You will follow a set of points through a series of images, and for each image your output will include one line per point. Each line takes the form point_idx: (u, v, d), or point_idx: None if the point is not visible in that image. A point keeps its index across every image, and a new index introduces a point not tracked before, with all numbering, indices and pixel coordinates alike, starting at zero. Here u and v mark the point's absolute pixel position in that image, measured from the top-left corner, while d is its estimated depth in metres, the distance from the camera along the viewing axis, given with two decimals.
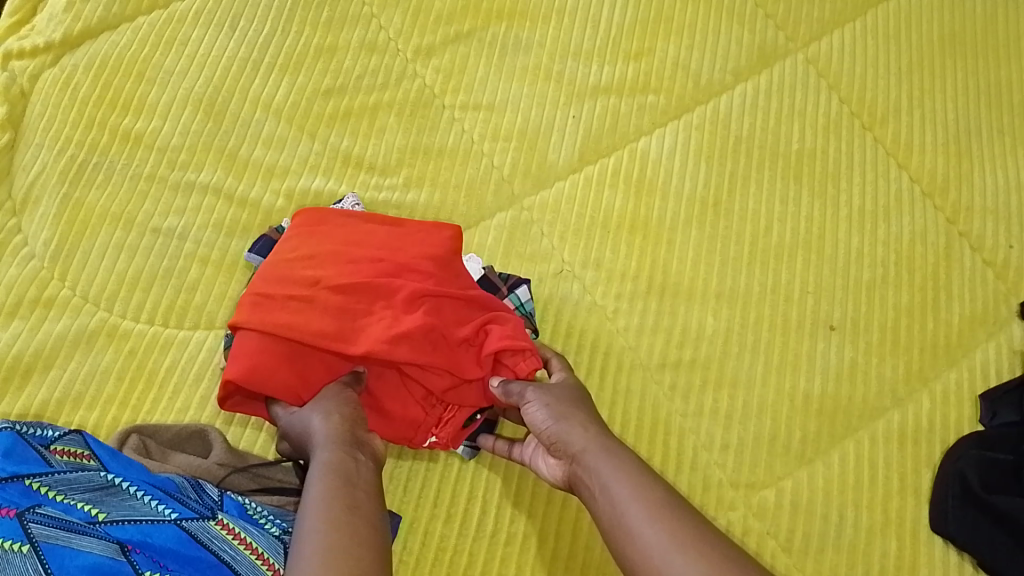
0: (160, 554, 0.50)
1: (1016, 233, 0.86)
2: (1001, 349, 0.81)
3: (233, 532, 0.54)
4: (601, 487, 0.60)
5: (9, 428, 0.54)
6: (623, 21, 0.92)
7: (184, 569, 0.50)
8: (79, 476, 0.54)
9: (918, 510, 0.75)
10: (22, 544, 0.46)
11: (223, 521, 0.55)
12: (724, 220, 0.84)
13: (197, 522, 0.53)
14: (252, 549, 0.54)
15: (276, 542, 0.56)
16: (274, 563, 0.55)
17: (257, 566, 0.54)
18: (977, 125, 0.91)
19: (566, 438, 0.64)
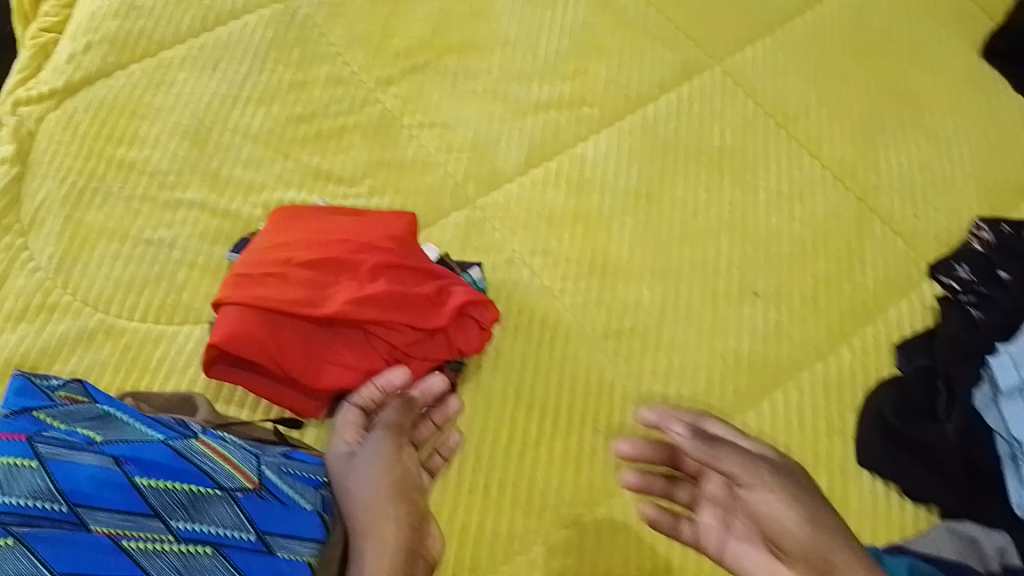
0: (150, 466, 0.58)
1: (921, 207, 0.96)
2: (911, 306, 0.90)
3: (212, 448, 0.62)
4: (830, 570, 0.62)
5: (22, 376, 0.63)
6: (559, 48, 1.04)
7: (170, 478, 0.58)
8: (79, 409, 0.62)
9: (845, 448, 0.83)
10: (31, 460, 0.54)
11: (203, 441, 0.63)
12: (656, 209, 0.95)
13: (181, 441, 0.62)
14: (228, 462, 0.62)
15: (249, 456, 0.64)
16: (249, 472, 0.62)
17: (233, 475, 0.61)
18: (881, 118, 1.01)
19: (768, 506, 0.66)
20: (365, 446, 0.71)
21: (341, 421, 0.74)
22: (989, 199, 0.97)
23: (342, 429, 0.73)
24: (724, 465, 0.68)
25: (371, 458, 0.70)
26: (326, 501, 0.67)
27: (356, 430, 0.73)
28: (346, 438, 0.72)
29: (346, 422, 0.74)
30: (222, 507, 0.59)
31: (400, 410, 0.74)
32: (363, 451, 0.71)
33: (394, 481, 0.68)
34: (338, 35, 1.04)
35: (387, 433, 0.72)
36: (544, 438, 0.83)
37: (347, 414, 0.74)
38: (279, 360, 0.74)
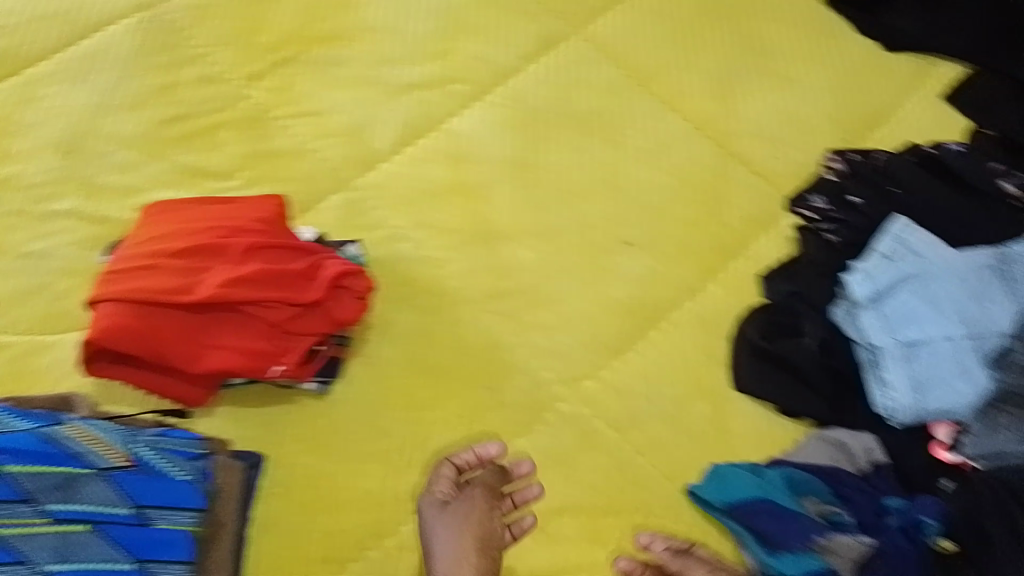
0: (20, 458, 0.62)
1: (779, 148, 1.01)
2: (774, 239, 0.96)
3: (77, 429, 0.64)
4: None
5: None
6: (425, 30, 1.06)
7: (37, 468, 0.62)
8: None
9: (722, 374, 0.89)
10: None
11: (69, 423, 0.65)
12: (531, 174, 0.97)
13: (47, 427, 0.64)
14: (98, 443, 0.64)
15: (117, 433, 0.66)
16: (116, 447, 0.65)
17: (106, 456, 0.64)
18: (737, 69, 1.06)
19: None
20: (446, 508, 0.79)
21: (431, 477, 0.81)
22: (841, 134, 1.03)
23: (431, 493, 0.79)
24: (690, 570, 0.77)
25: (460, 528, 0.78)
26: (205, 473, 0.68)
27: (449, 490, 0.80)
28: (438, 498, 0.79)
29: (433, 487, 0.80)
30: (95, 486, 0.63)
31: (495, 475, 0.81)
32: (443, 519, 0.78)
33: (477, 538, 0.77)
34: (205, 36, 1.04)
35: (465, 504, 0.79)
36: (437, 400, 0.84)
37: (438, 477, 0.80)
38: (160, 350, 0.75)
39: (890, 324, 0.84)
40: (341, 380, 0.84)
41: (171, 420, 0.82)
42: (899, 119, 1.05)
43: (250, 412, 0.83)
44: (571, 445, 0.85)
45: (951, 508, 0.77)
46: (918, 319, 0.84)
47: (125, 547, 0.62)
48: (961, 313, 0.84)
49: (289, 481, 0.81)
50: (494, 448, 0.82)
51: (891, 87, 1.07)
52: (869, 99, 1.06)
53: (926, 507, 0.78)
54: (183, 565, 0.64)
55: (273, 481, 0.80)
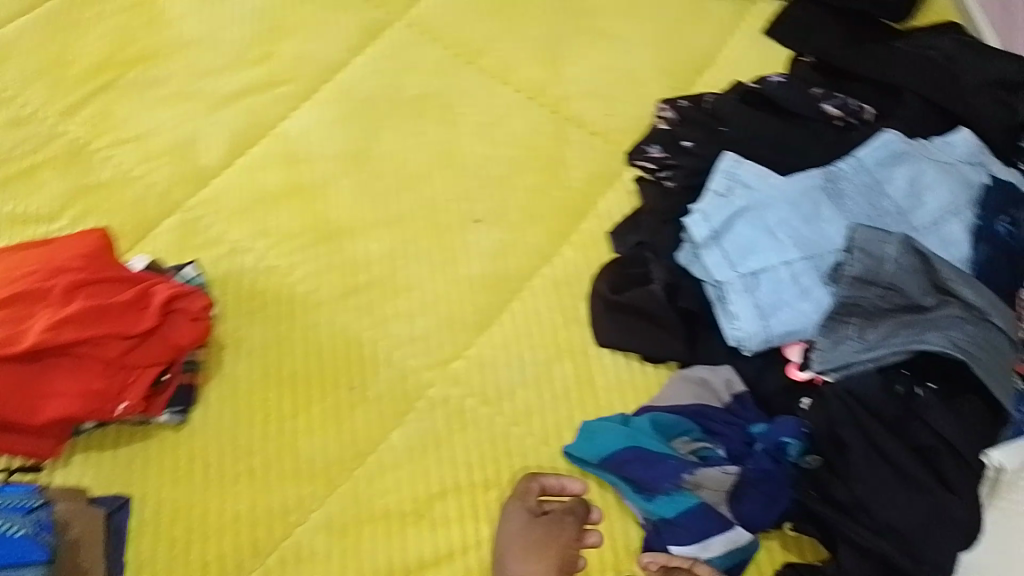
0: None
1: (611, 105, 1.03)
2: (618, 194, 0.98)
3: None
4: None
5: None
6: (243, 37, 1.04)
7: None
8: None
9: (584, 333, 0.90)
10: None
11: None
12: (368, 164, 0.97)
13: None
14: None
15: None
16: None
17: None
18: (561, 32, 1.08)
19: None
20: (509, 527, 0.78)
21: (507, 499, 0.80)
22: (669, 81, 1.05)
23: (507, 511, 0.79)
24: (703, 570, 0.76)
25: (517, 542, 0.77)
26: None
27: (528, 511, 0.79)
28: (507, 522, 0.78)
29: (510, 507, 0.79)
30: None
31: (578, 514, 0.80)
32: (511, 532, 0.78)
33: (552, 562, 0.76)
34: (12, 77, 1.00)
35: (532, 530, 0.78)
36: (300, 408, 0.83)
37: (511, 499, 0.80)
38: None
39: (731, 258, 0.86)
40: (198, 407, 0.83)
41: (17, 475, 0.79)
42: (722, 59, 1.07)
43: (106, 455, 0.81)
44: (445, 429, 0.84)
45: (813, 425, 0.79)
46: (755, 249, 0.86)
47: None
48: (795, 236, 0.86)
49: (159, 517, 0.78)
50: (580, 488, 0.81)
51: (712, 29, 1.10)
52: (693, 44, 1.08)
53: (787, 428, 0.80)
54: None
55: (140, 522, 0.78)
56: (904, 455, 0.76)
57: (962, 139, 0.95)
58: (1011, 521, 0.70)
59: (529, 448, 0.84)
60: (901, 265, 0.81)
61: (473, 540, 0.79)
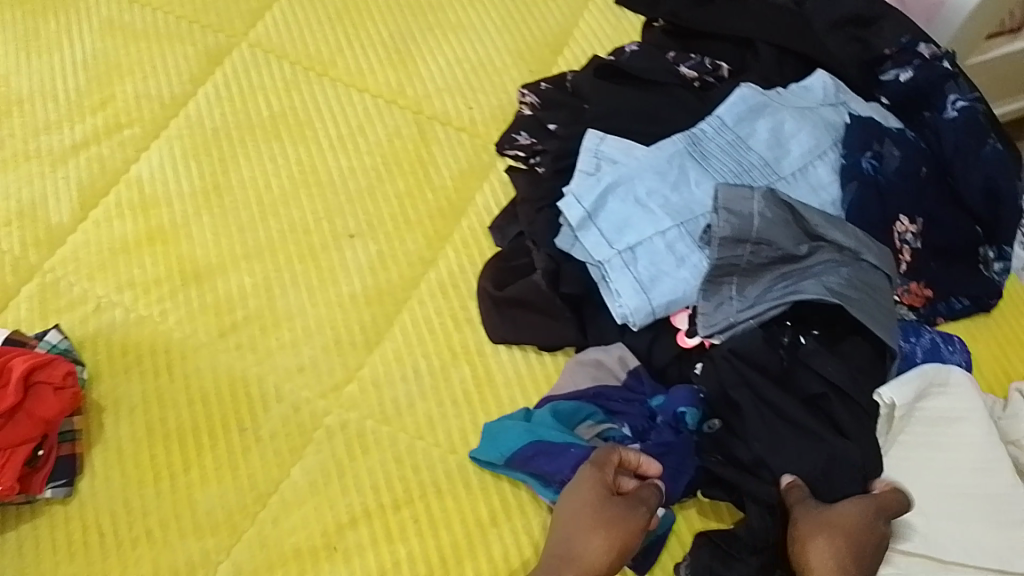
0: None
1: (471, 98, 1.02)
2: (493, 187, 0.97)
3: None
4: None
5: None
6: (78, 86, 1.00)
7: None
8: None
9: (477, 334, 0.88)
10: None
11: None
12: (228, 196, 0.94)
13: None
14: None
15: None
16: None
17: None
18: (409, 33, 1.07)
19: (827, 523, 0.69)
20: (578, 500, 0.71)
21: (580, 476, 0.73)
22: (524, 65, 1.05)
23: (584, 480, 0.73)
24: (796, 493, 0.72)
25: (581, 512, 0.71)
26: None
27: (603, 486, 0.72)
28: (580, 495, 0.72)
29: (586, 479, 0.73)
30: None
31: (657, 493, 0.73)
32: (580, 503, 0.71)
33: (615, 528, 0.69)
34: None
35: (608, 506, 0.71)
36: (192, 458, 0.80)
37: (588, 471, 0.73)
38: None
39: (608, 235, 0.86)
40: (84, 476, 0.79)
41: None
42: (576, 36, 1.07)
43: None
44: (347, 455, 0.81)
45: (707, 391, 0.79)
46: (631, 223, 0.86)
47: None
48: (666, 206, 0.86)
49: None
50: (658, 473, 0.75)
51: (561, 8, 1.10)
52: (543, 24, 1.08)
53: (682, 396, 0.79)
54: None
55: None
56: (798, 410, 0.76)
57: (819, 83, 0.96)
58: (918, 453, 0.76)
59: (436, 458, 0.81)
60: (769, 219, 0.81)
61: (389, 563, 0.76)
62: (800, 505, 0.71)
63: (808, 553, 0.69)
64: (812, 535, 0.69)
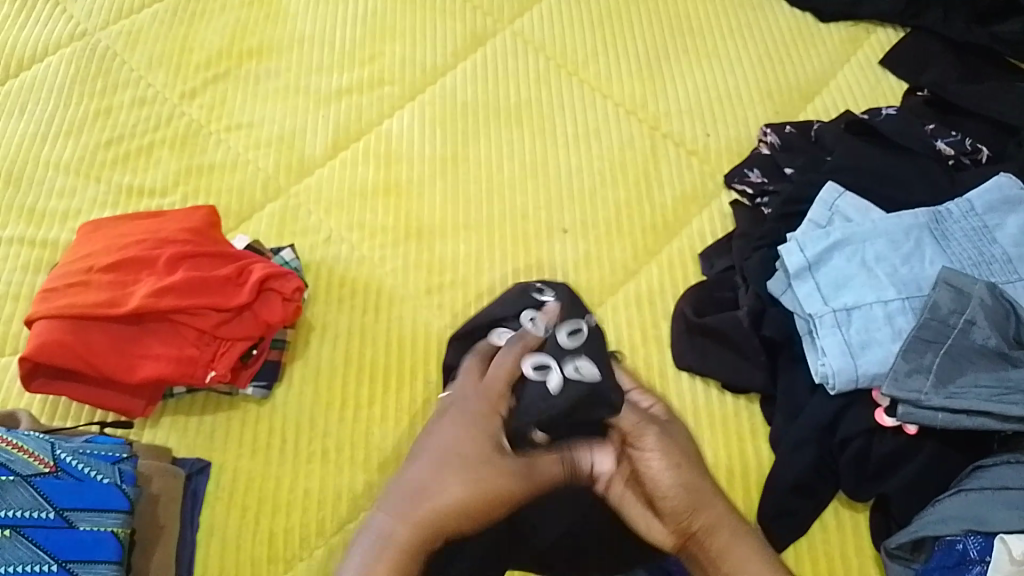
0: (55, 496, 0.63)
1: (710, 125, 1.03)
2: (712, 216, 0.97)
3: (44, 461, 0.65)
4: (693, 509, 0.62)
5: None
6: (354, 38, 1.09)
7: (72, 502, 0.64)
8: None
9: (663, 354, 0.89)
10: (11, 529, 0.60)
11: (46, 462, 0.65)
12: (462, 167, 0.99)
13: (32, 471, 0.63)
14: (23, 450, 0.64)
15: (80, 460, 0.67)
16: (82, 465, 0.66)
17: (29, 462, 0.64)
18: (663, 51, 1.09)
19: (663, 445, 0.64)
20: (382, 561, 0.56)
21: (417, 501, 0.59)
22: (771, 105, 1.04)
23: (472, 424, 0.64)
24: (627, 418, 0.66)
25: (473, 413, 0.64)
26: (127, 475, 0.68)
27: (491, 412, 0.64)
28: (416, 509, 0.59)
29: (451, 489, 0.60)
30: (18, 491, 0.62)
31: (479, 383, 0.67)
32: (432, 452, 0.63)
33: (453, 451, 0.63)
34: (139, 60, 1.06)
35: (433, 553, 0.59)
36: (377, 398, 0.85)
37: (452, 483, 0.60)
38: (90, 362, 0.77)
39: (824, 291, 0.84)
40: (281, 385, 0.85)
41: (110, 427, 0.82)
42: (831, 87, 1.05)
43: (192, 420, 0.84)
44: None
45: (873, 470, 0.80)
46: (851, 285, 0.84)
47: (49, 548, 0.61)
48: (893, 276, 0.83)
49: (234, 486, 0.80)
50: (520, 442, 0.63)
51: (820, 57, 1.08)
52: (799, 69, 1.07)
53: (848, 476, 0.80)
54: (110, 564, 0.63)
55: (217, 487, 0.80)
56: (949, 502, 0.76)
57: None
58: None
59: None
60: (988, 307, 0.78)
61: None
62: (627, 422, 0.65)
63: (642, 466, 0.64)
64: (642, 452, 0.64)
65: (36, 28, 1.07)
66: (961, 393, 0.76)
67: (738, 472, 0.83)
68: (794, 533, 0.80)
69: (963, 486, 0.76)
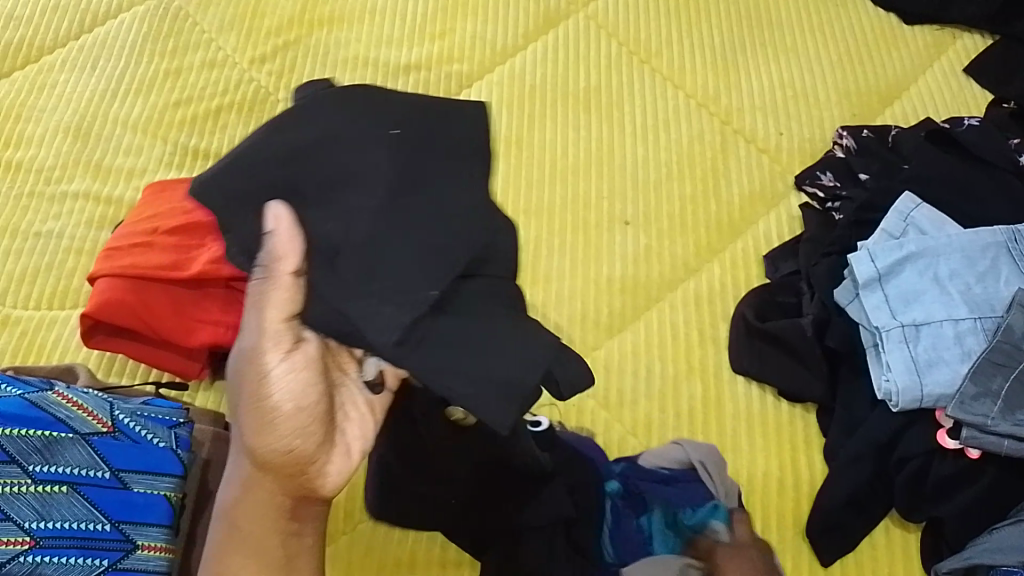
0: (113, 458, 0.63)
1: (783, 124, 1.00)
2: (780, 218, 0.94)
3: (102, 421, 0.65)
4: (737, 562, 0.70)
5: (14, 396, 0.62)
6: (425, 11, 1.07)
7: (129, 464, 0.64)
8: (41, 419, 0.61)
9: (719, 355, 0.87)
10: (68, 486, 0.60)
11: (104, 422, 0.65)
12: (526, 151, 0.97)
13: (90, 431, 0.63)
14: (83, 409, 0.64)
15: (138, 423, 0.67)
16: (139, 429, 0.66)
17: (88, 422, 0.64)
18: (740, 44, 1.06)
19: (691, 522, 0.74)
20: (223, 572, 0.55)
21: (233, 511, 0.57)
22: (849, 107, 1.01)
23: (246, 413, 0.57)
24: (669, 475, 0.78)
25: (239, 390, 0.58)
26: (182, 440, 0.69)
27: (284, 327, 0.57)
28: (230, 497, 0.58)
29: (260, 481, 0.57)
30: (76, 450, 0.62)
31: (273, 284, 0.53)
32: (238, 440, 0.58)
33: (250, 444, 0.57)
34: (210, 23, 1.06)
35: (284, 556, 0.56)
36: None
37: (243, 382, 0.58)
38: (149, 324, 0.78)
39: (893, 304, 0.81)
40: None
41: (165, 389, 0.81)
42: (912, 93, 1.02)
43: None
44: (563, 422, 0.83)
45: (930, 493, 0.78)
46: (921, 299, 0.81)
47: (103, 508, 0.61)
48: (966, 294, 0.81)
49: None
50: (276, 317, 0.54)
51: (904, 61, 1.05)
52: (879, 71, 1.03)
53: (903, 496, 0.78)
54: (162, 528, 0.65)
55: None
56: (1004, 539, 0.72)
57: None
58: None
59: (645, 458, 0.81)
60: None
61: None
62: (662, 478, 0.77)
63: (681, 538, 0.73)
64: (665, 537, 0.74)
65: None
66: None
67: (788, 484, 0.82)
68: (842, 550, 0.78)
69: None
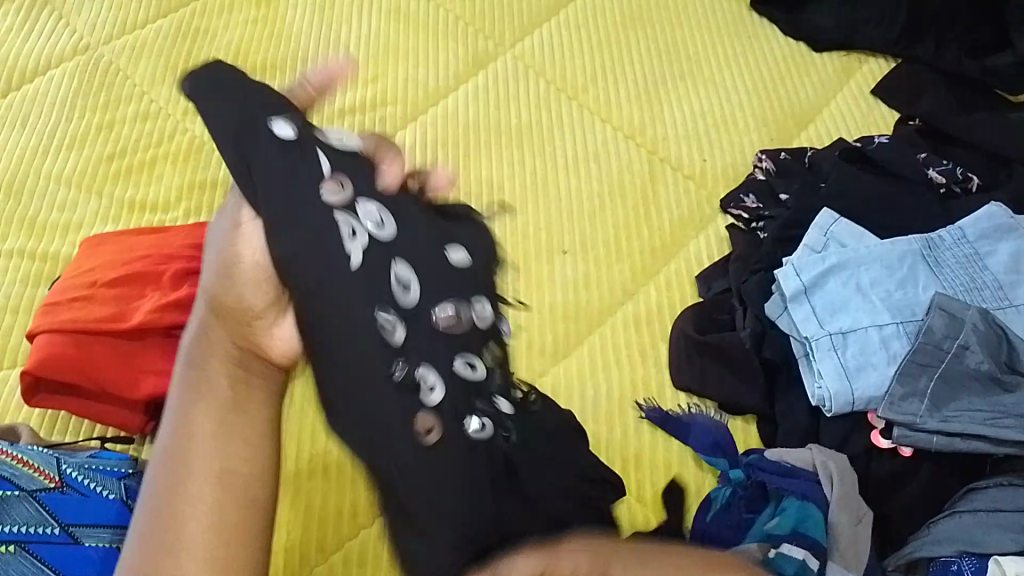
0: (62, 510, 0.63)
1: (706, 149, 1.05)
2: (709, 238, 0.98)
3: (46, 474, 0.64)
4: None
5: None
6: (356, 57, 1.10)
7: (81, 518, 0.63)
8: None
9: (661, 374, 0.88)
10: (14, 545, 0.59)
11: (49, 475, 0.64)
12: (463, 187, 0.99)
13: (35, 485, 0.63)
14: (27, 465, 0.64)
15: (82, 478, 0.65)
16: (84, 483, 0.65)
17: (34, 477, 0.64)
18: (661, 77, 1.11)
19: None
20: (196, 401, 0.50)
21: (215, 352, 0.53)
22: (766, 132, 1.06)
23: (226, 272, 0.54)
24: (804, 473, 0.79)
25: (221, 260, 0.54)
26: (132, 491, 0.67)
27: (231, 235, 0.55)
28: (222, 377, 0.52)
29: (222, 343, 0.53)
30: (22, 507, 0.61)
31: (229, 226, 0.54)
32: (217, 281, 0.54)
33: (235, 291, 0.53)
34: (142, 76, 1.07)
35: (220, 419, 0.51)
36: None
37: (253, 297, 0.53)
38: (94, 378, 0.77)
39: (821, 315, 0.86)
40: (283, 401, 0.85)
41: (110, 443, 0.80)
42: (825, 115, 1.08)
43: None
44: None
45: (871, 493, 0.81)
46: (847, 308, 0.85)
47: (53, 563, 0.60)
48: (888, 301, 0.85)
49: None
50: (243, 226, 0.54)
51: (815, 86, 1.11)
52: (792, 97, 1.09)
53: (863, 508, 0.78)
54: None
55: None
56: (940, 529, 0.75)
57: None
58: None
59: None
60: (981, 331, 0.80)
61: None
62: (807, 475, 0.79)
63: None
64: None
65: (39, 41, 1.08)
66: (955, 418, 0.77)
67: None
68: None
69: (958, 508, 0.76)
